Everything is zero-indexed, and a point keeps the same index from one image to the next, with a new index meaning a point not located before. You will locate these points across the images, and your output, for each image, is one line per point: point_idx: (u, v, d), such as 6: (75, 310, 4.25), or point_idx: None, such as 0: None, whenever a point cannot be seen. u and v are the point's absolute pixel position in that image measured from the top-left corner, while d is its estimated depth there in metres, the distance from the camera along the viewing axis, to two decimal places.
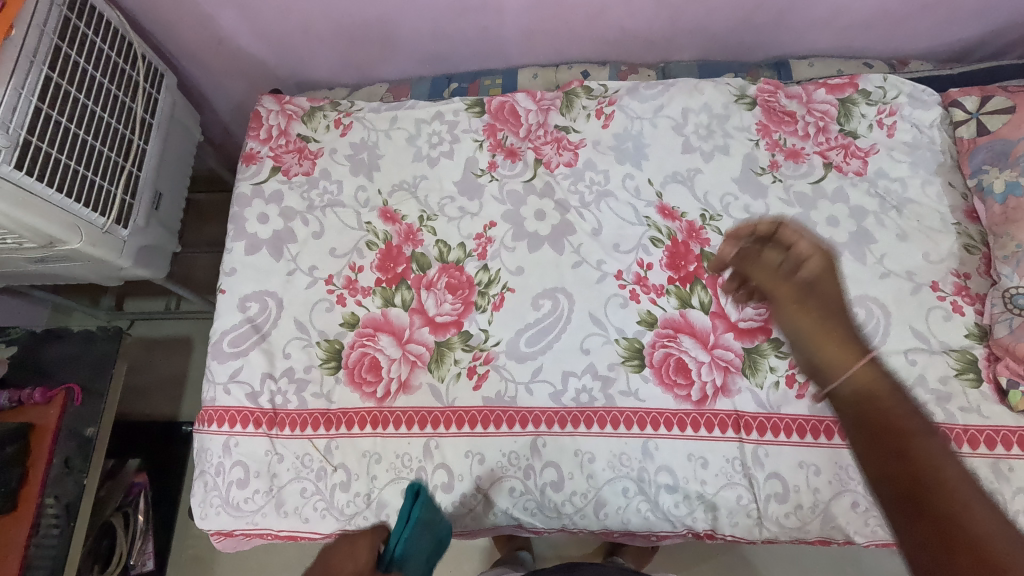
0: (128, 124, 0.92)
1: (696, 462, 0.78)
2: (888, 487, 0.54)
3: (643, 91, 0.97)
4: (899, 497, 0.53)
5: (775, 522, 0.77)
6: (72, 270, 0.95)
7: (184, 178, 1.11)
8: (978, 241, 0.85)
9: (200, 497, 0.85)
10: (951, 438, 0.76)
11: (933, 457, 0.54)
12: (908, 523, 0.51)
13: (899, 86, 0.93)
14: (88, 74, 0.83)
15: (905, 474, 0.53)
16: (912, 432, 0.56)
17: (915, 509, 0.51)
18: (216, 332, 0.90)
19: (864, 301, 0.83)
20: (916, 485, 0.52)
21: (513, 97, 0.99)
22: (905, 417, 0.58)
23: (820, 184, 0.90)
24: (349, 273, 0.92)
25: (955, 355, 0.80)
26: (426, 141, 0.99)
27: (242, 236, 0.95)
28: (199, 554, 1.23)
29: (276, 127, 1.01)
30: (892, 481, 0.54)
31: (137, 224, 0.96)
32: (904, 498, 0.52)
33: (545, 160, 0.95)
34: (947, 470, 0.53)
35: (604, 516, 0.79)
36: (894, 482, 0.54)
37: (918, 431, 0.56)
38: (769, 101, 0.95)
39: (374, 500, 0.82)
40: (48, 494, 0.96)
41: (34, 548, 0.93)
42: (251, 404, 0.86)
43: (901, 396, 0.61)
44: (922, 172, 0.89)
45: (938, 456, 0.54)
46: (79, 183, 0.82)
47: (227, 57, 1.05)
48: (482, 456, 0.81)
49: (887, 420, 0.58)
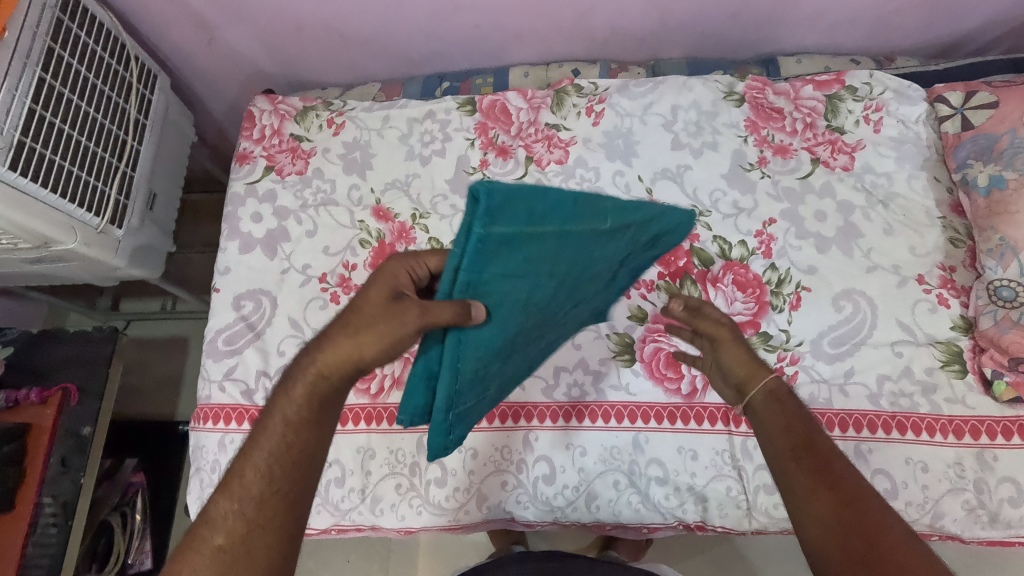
0: (122, 126, 0.92)
1: (686, 455, 0.79)
2: (805, 495, 0.54)
3: (633, 89, 0.97)
4: (812, 509, 0.53)
5: (763, 514, 0.78)
6: (68, 270, 0.96)
7: (179, 178, 1.12)
8: (964, 234, 0.86)
9: (195, 494, 0.85)
10: (937, 429, 0.77)
11: (823, 456, 0.56)
12: (816, 531, 0.52)
13: (885, 82, 0.93)
14: (81, 75, 0.84)
15: (820, 474, 0.54)
16: (804, 427, 0.59)
17: (835, 520, 0.51)
18: (211, 331, 0.90)
19: (851, 294, 0.84)
20: (840, 497, 0.52)
21: (504, 95, 0.99)
22: (798, 414, 0.61)
23: (808, 179, 0.91)
24: (342, 271, 0.92)
25: (941, 347, 0.81)
26: (418, 139, 1.00)
27: (236, 235, 0.95)
28: None
29: (269, 127, 1.01)
30: (800, 493, 0.55)
31: (131, 224, 0.97)
32: (818, 509, 0.53)
33: (536, 157, 0.96)
34: (844, 463, 0.55)
35: (595, 508, 0.80)
36: (808, 486, 0.54)
37: (805, 427, 0.59)
38: (758, 98, 0.95)
39: (368, 495, 0.82)
40: (46, 494, 0.97)
41: (32, 547, 0.94)
42: (246, 401, 0.87)
43: (803, 410, 0.62)
44: (908, 167, 0.90)
45: (827, 451, 0.56)
46: (73, 184, 0.83)
47: (220, 58, 1.06)
48: (475, 451, 0.82)
49: (797, 438, 0.58)
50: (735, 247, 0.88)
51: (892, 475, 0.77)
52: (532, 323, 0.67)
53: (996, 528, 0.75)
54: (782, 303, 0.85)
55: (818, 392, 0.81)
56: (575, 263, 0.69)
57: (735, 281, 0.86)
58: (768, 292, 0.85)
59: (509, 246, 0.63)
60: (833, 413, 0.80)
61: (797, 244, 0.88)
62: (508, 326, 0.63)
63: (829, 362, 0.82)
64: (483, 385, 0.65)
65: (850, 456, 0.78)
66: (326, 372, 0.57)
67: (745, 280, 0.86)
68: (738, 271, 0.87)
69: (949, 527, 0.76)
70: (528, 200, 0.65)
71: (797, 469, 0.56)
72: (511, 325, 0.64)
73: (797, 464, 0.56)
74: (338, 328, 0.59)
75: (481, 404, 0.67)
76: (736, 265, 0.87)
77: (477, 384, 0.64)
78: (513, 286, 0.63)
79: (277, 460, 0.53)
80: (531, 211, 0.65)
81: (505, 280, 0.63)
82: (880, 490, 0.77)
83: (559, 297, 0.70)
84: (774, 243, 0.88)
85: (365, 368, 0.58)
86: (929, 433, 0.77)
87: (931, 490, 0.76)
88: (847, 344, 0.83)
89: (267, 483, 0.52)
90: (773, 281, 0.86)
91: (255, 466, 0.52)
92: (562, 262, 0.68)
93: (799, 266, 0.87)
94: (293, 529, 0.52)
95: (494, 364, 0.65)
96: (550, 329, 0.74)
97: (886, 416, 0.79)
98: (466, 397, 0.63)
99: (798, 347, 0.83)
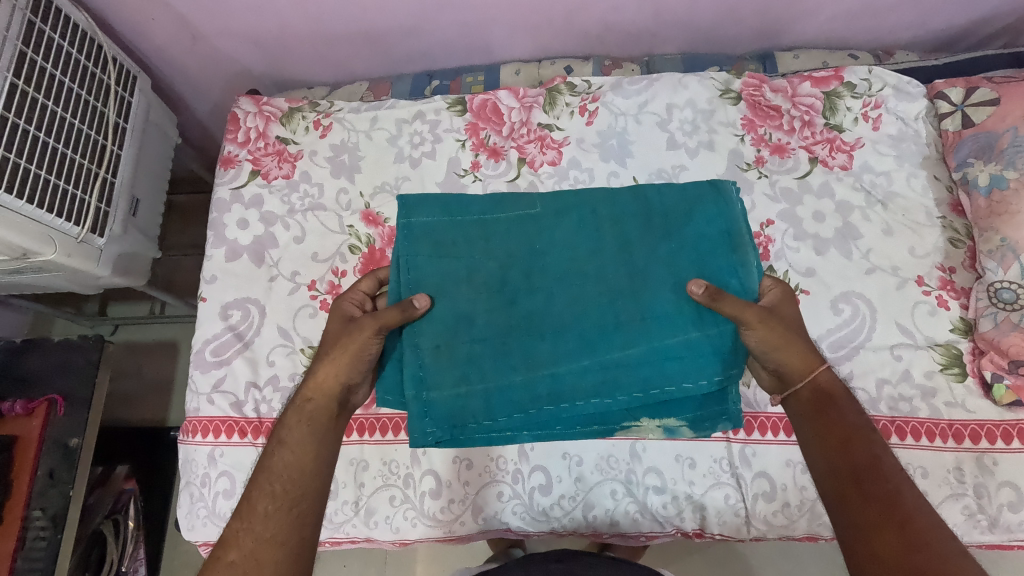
0: (101, 130, 0.89)
1: (684, 463, 0.78)
2: (864, 521, 0.55)
3: (627, 86, 0.95)
4: (869, 538, 0.54)
5: (763, 521, 0.77)
6: (49, 280, 0.93)
7: (163, 182, 1.09)
8: (964, 234, 0.84)
9: (186, 508, 0.84)
10: (936, 433, 0.77)
11: (886, 480, 0.57)
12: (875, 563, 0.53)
13: (884, 78, 0.91)
14: (57, 80, 0.81)
15: (883, 502, 0.55)
16: (864, 443, 0.59)
17: (898, 546, 0.52)
18: (198, 341, 0.88)
19: (850, 297, 0.83)
20: (902, 523, 0.53)
21: (495, 95, 0.97)
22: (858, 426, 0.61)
23: (806, 179, 0.89)
24: (332, 278, 0.90)
25: (940, 350, 0.80)
26: (408, 141, 0.97)
27: (222, 242, 0.93)
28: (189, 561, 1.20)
29: (254, 130, 0.99)
30: (859, 516, 0.55)
31: (113, 231, 0.94)
32: (879, 535, 0.54)
33: (529, 159, 0.94)
34: (907, 487, 0.56)
35: (592, 518, 0.79)
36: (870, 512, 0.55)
37: (866, 441, 0.59)
38: (754, 96, 0.93)
39: (361, 508, 0.81)
40: (34, 506, 0.95)
41: (22, 561, 0.92)
42: (235, 413, 0.85)
43: (859, 418, 0.62)
44: (907, 165, 0.88)
45: (890, 473, 0.57)
46: (50, 193, 0.80)
47: (202, 58, 1.02)
48: (470, 461, 0.81)
49: (856, 458, 0.59)
50: None
51: None
52: (498, 303, 0.70)
53: (996, 532, 0.74)
54: None
55: None
56: (526, 249, 0.72)
57: None
58: None
59: (434, 231, 0.72)
60: None
61: (795, 246, 0.86)
62: (460, 304, 0.69)
63: (828, 366, 0.81)
64: (473, 371, 0.68)
65: None
66: (311, 396, 0.65)
67: None
68: None
69: None
70: (440, 197, 0.73)
71: (856, 491, 0.57)
72: (464, 305, 0.70)
73: (857, 485, 0.57)
74: (316, 362, 0.68)
75: (490, 395, 0.68)
76: None
77: (463, 372, 0.68)
78: (466, 267, 0.71)
79: (277, 480, 0.59)
80: (447, 203, 0.73)
81: (436, 269, 0.70)
82: None
83: (534, 281, 0.71)
84: (772, 245, 0.86)
85: (345, 387, 0.66)
86: (928, 438, 0.77)
87: (930, 496, 0.75)
88: (846, 348, 0.81)
89: (274, 498, 0.58)
90: None
91: (261, 490, 0.58)
92: (564, 277, 0.71)
93: (797, 268, 0.85)
94: (307, 535, 0.58)
95: (477, 346, 0.68)
96: (540, 320, 0.69)
97: (886, 421, 0.78)
98: (442, 380, 0.68)
99: None
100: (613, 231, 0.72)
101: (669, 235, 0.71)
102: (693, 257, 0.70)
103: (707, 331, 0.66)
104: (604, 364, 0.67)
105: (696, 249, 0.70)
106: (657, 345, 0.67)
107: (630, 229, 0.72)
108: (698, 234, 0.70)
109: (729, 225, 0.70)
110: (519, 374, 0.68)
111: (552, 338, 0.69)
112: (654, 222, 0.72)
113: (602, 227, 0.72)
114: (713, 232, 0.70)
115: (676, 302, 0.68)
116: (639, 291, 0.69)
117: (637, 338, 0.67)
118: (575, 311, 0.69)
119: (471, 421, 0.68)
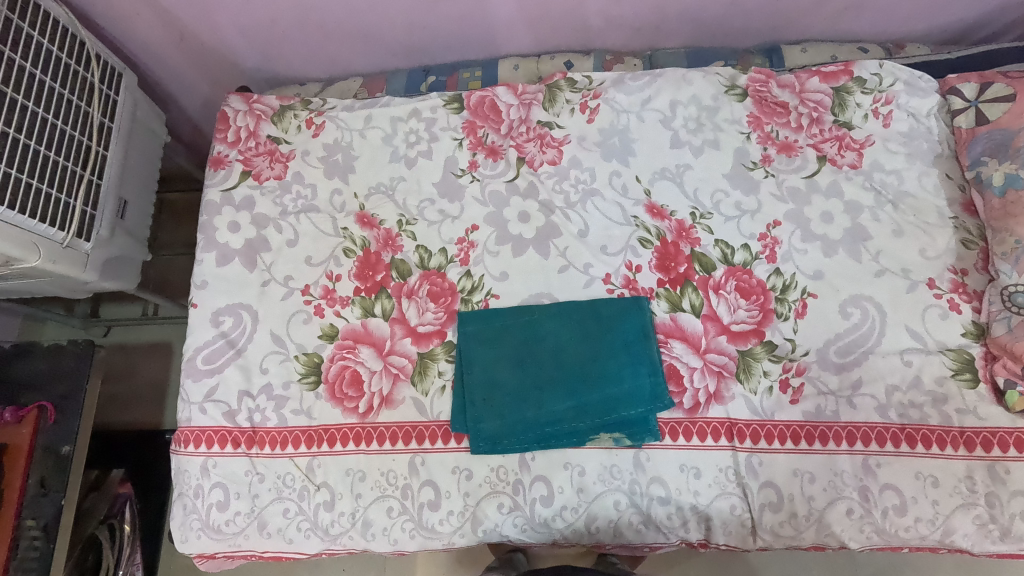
0: (85, 131, 0.86)
1: (689, 473, 0.76)
2: None
3: (629, 83, 0.92)
4: None
5: (769, 532, 0.75)
6: (36, 286, 0.91)
7: (152, 183, 1.06)
8: (976, 235, 0.82)
9: (179, 520, 0.82)
10: (947, 441, 0.74)
11: None
12: None
13: (895, 73, 0.89)
14: (37, 79, 0.77)
15: None
16: None
17: None
18: (190, 349, 0.86)
19: (859, 301, 0.81)
20: None
21: (493, 91, 0.94)
22: None
23: (814, 179, 0.86)
24: (326, 282, 0.88)
25: (952, 355, 0.77)
26: (403, 140, 0.94)
27: (213, 246, 0.90)
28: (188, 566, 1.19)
29: (244, 129, 0.96)
30: None
31: (101, 235, 0.92)
32: None
33: (528, 158, 0.91)
34: None
35: (596, 529, 0.78)
36: None
37: None
38: (761, 91, 0.90)
39: (359, 519, 0.79)
40: (25, 516, 0.92)
41: (14, 572, 0.90)
42: (228, 423, 0.83)
43: None
44: (919, 164, 0.86)
45: None
46: (32, 197, 0.77)
47: (190, 54, 0.99)
48: (469, 472, 0.79)
49: None
50: (738, 252, 0.84)
51: (901, 491, 0.74)
52: (508, 357, 0.81)
53: (1009, 543, 0.71)
54: (787, 310, 0.81)
55: (826, 405, 0.77)
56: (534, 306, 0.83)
57: (738, 287, 0.82)
58: (772, 299, 0.82)
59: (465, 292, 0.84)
60: (841, 426, 0.76)
61: (803, 248, 0.84)
62: (486, 351, 0.81)
63: (837, 372, 0.79)
64: (504, 405, 0.79)
65: (858, 471, 0.75)
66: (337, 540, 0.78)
67: (748, 286, 0.82)
68: (740, 277, 0.83)
69: (959, 543, 0.73)
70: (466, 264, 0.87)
71: None
72: (491, 352, 0.81)
73: None
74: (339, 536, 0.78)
75: (511, 424, 0.78)
76: (739, 270, 0.83)
77: (497, 405, 0.79)
78: (473, 329, 0.82)
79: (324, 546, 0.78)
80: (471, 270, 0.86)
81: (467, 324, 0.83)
82: (889, 506, 0.74)
83: (541, 332, 0.82)
84: (779, 247, 0.84)
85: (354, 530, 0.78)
86: (939, 446, 0.74)
87: (941, 506, 0.73)
88: (855, 354, 0.79)
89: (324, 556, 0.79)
90: (778, 287, 0.82)
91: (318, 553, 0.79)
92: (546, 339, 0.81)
93: (805, 271, 0.83)
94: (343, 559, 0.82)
95: (502, 388, 0.80)
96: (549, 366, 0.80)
97: (896, 428, 0.75)
98: (477, 414, 0.79)
99: (804, 357, 0.79)
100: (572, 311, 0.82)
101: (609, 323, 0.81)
102: (623, 347, 0.80)
103: (650, 382, 0.78)
104: (583, 405, 0.78)
105: (624, 339, 0.80)
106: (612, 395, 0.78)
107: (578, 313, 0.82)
108: (623, 330, 0.80)
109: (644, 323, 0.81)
110: (534, 409, 0.78)
111: (554, 384, 0.79)
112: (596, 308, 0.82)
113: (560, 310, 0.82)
114: (635, 324, 0.80)
115: (619, 365, 0.79)
116: (591, 360, 0.80)
117: (598, 390, 0.78)
118: (551, 370, 0.80)
119: (504, 441, 0.78)
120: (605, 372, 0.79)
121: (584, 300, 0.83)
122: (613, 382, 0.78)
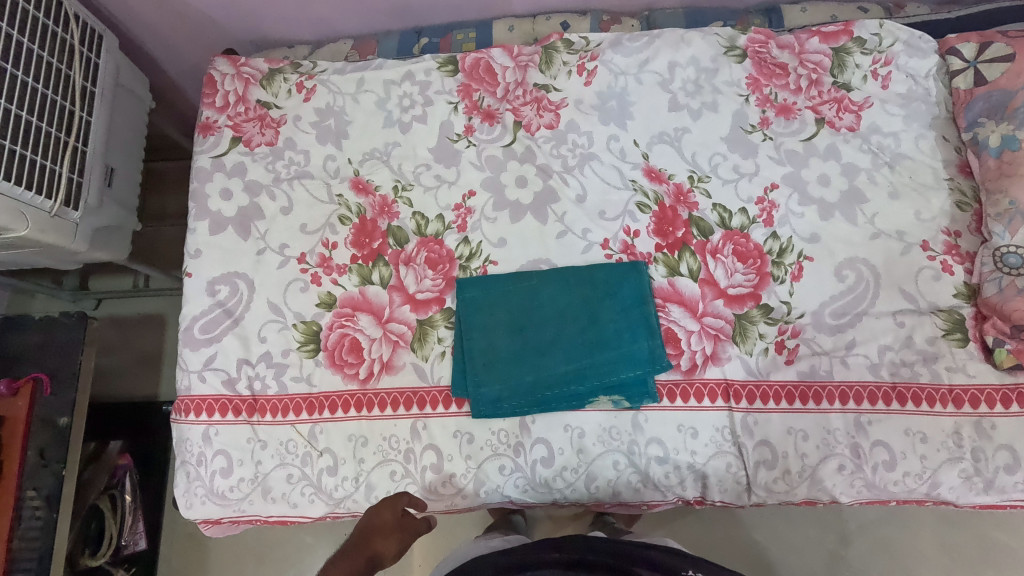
0: (67, 96, 0.83)
1: (687, 433, 0.78)
2: None
3: (627, 44, 0.90)
4: None
5: (763, 488, 0.78)
6: (25, 257, 0.89)
7: (138, 150, 1.03)
8: (971, 197, 0.82)
9: (183, 487, 0.83)
10: (936, 398, 0.76)
11: None
12: None
13: (895, 33, 0.88)
14: (13, 41, 0.74)
15: None
16: None
17: None
18: (186, 318, 0.86)
19: (854, 263, 0.82)
20: None
21: (488, 53, 0.92)
22: None
23: (811, 141, 0.86)
24: (322, 250, 0.87)
25: (944, 316, 0.79)
26: (397, 104, 0.92)
27: (205, 214, 0.89)
28: (187, 556, 1.16)
29: (232, 93, 0.94)
30: None
31: (89, 203, 0.90)
32: None
33: (525, 122, 0.89)
34: None
35: (595, 488, 0.80)
36: None
37: None
38: (760, 52, 0.89)
39: (362, 483, 0.80)
40: (27, 487, 0.90)
41: (19, 541, 0.88)
42: (229, 391, 0.83)
43: None
44: (915, 126, 0.86)
45: None
46: (17, 164, 0.75)
47: (173, 16, 0.95)
48: (471, 436, 0.80)
49: None
50: (735, 215, 0.84)
51: (891, 446, 0.76)
52: (507, 322, 0.81)
53: (991, 494, 0.74)
54: (783, 274, 0.82)
55: (820, 364, 0.79)
56: (531, 278, 0.83)
57: (735, 251, 0.83)
58: (769, 263, 0.82)
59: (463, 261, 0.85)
60: (835, 386, 0.78)
61: (800, 211, 0.84)
62: (486, 317, 0.82)
63: (831, 334, 0.80)
64: (505, 369, 0.79)
65: (850, 428, 0.77)
66: None
67: (745, 250, 0.83)
68: (738, 241, 0.83)
69: (944, 495, 0.75)
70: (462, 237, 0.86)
71: None
72: (491, 319, 0.81)
73: None
74: None
75: (510, 388, 0.79)
76: (736, 234, 0.83)
77: (498, 369, 0.80)
78: (471, 295, 0.82)
79: None
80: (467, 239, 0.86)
81: (466, 290, 0.83)
82: (879, 461, 0.76)
83: (538, 301, 0.82)
84: (776, 211, 0.84)
85: None
86: (929, 404, 0.76)
87: (928, 461, 0.75)
88: (848, 316, 0.80)
89: None
90: (775, 251, 0.83)
91: None
92: (543, 308, 0.82)
93: (801, 234, 0.83)
94: None
95: (501, 354, 0.80)
96: (547, 334, 0.81)
97: (887, 386, 0.77)
98: (476, 379, 0.79)
99: (799, 319, 0.80)
100: (572, 279, 0.82)
101: (608, 292, 0.81)
102: (622, 312, 0.80)
103: (648, 346, 0.78)
104: (580, 368, 0.78)
105: (624, 304, 0.80)
106: (609, 358, 0.78)
107: (575, 283, 0.82)
108: (621, 296, 0.80)
109: (642, 292, 0.80)
110: (531, 373, 0.79)
111: (547, 351, 0.80)
112: (595, 280, 0.82)
113: (561, 282, 0.82)
114: (633, 292, 0.80)
115: (617, 329, 0.79)
116: (591, 328, 0.80)
117: (597, 355, 0.79)
118: (549, 336, 0.80)
119: (505, 405, 0.79)
120: (604, 337, 0.79)
121: (580, 265, 0.83)
122: (612, 346, 0.79)
